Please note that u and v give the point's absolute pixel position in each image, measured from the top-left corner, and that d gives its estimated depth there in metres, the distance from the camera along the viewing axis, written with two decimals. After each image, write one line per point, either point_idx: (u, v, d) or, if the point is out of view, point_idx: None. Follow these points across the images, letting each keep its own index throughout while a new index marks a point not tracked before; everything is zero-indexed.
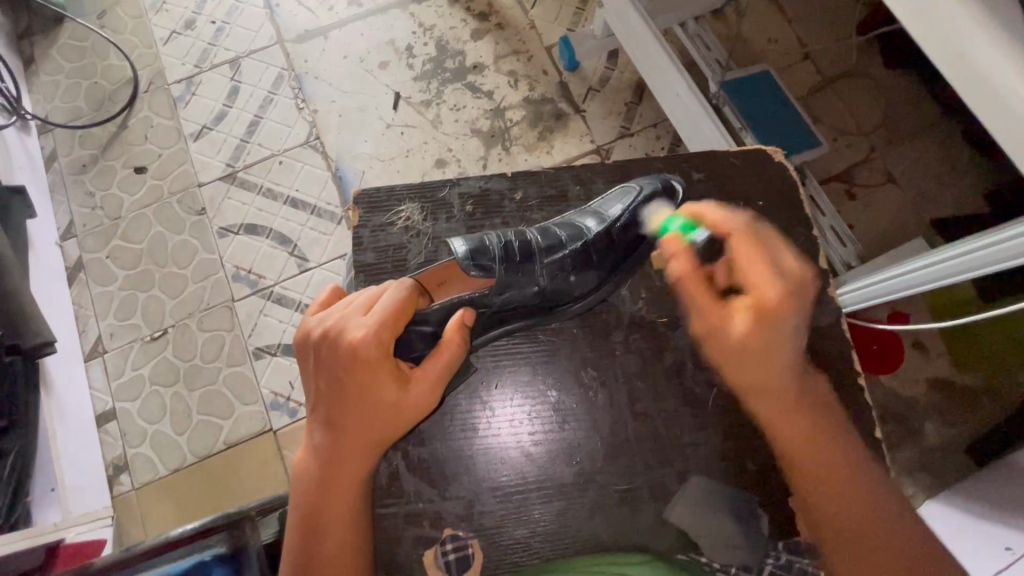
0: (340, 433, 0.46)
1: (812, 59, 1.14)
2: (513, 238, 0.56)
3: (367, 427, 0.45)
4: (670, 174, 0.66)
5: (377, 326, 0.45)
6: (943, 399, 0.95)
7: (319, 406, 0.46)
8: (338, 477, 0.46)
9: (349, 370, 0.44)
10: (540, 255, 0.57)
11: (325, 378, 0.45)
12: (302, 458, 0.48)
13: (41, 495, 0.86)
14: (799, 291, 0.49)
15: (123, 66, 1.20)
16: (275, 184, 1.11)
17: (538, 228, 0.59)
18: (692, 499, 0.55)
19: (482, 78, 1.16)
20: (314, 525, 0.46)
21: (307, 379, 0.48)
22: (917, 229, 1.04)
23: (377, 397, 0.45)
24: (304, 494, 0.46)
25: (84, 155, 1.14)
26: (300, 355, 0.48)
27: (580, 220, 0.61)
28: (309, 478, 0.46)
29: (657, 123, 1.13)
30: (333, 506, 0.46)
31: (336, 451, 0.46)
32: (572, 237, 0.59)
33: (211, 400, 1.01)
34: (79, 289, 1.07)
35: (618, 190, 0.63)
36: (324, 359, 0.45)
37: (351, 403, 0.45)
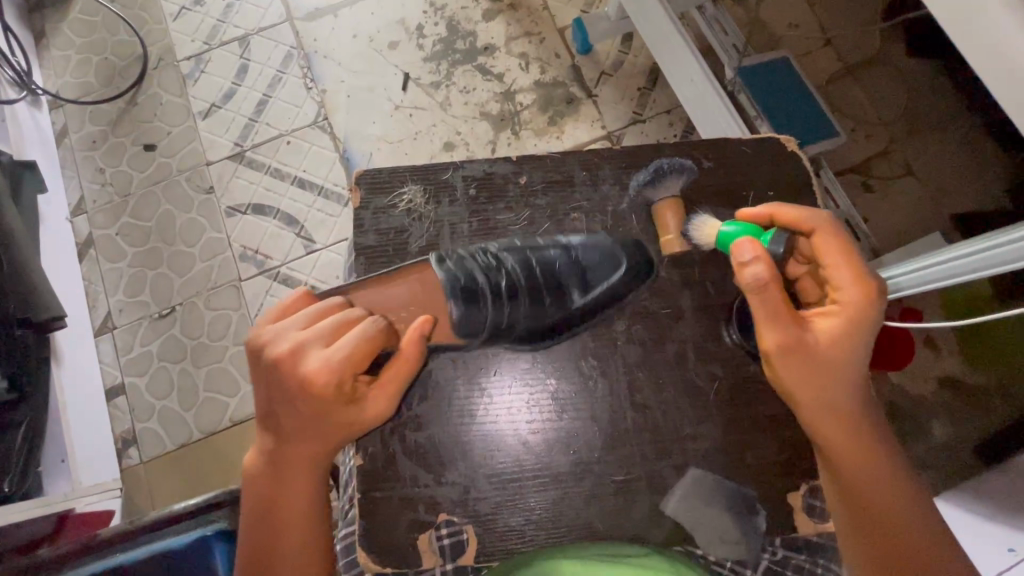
0: (292, 442, 0.47)
1: (832, 46, 1.10)
2: (498, 283, 0.58)
3: (320, 436, 0.47)
4: (680, 158, 0.64)
5: (343, 353, 0.45)
6: (951, 398, 0.94)
7: (271, 419, 0.47)
8: (293, 482, 0.48)
9: (305, 392, 0.45)
10: (522, 310, 0.59)
11: (277, 400, 0.46)
12: (253, 466, 0.48)
13: (52, 465, 0.88)
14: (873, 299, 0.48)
15: (133, 42, 1.19)
16: (283, 164, 1.11)
17: (521, 271, 0.60)
18: (689, 491, 0.55)
19: (493, 60, 1.14)
20: (271, 528, 0.47)
21: (257, 394, 0.48)
22: (932, 224, 1.02)
23: (334, 411, 0.46)
24: (261, 500, 0.48)
25: (94, 131, 1.14)
26: (252, 371, 0.47)
27: (563, 273, 0.61)
28: (264, 482, 0.48)
29: (669, 109, 1.11)
30: (290, 511, 0.48)
31: (290, 458, 0.47)
32: (550, 291, 0.61)
33: (216, 378, 1.02)
34: (89, 265, 1.08)
35: (601, 248, 0.62)
36: (281, 379, 0.46)
37: (306, 419, 0.46)
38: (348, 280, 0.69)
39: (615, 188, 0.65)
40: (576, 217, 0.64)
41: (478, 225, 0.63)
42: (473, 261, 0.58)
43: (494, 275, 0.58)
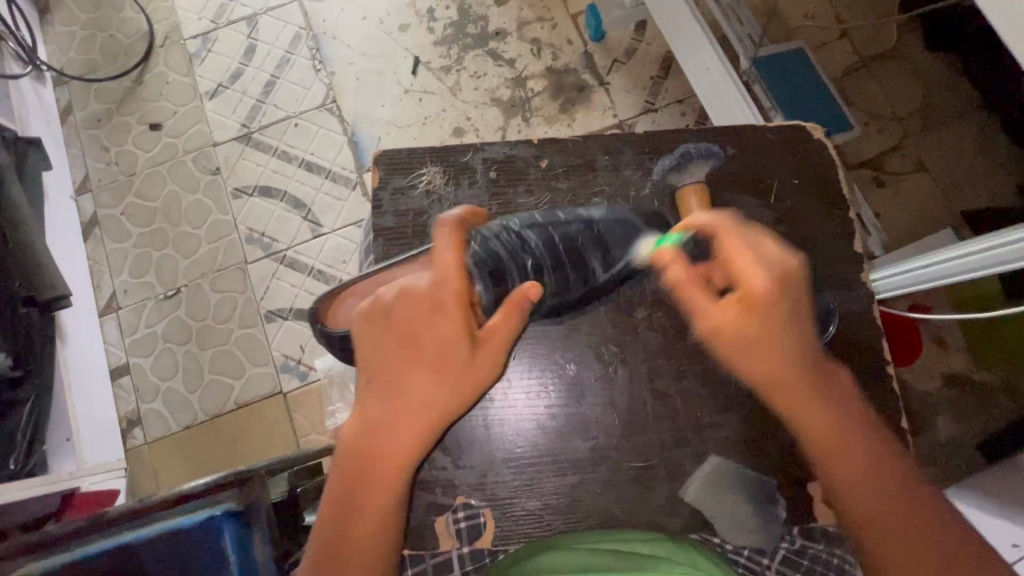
0: (405, 396, 0.47)
1: (847, 38, 1.09)
2: (524, 257, 0.57)
3: (435, 389, 0.48)
4: (707, 144, 0.64)
5: (459, 287, 0.49)
6: (957, 394, 0.94)
7: (384, 370, 0.48)
8: (396, 441, 0.46)
9: (429, 326, 0.48)
10: (547, 291, 0.57)
11: (396, 331, 0.49)
12: (353, 425, 0.47)
13: (57, 444, 0.88)
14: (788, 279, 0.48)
15: (139, 19, 1.17)
16: (290, 146, 1.10)
17: (546, 249, 0.58)
18: (707, 479, 0.56)
19: (505, 45, 1.13)
20: (367, 471, 0.46)
21: (367, 344, 0.49)
22: (945, 221, 1.01)
23: (450, 357, 0.48)
24: (363, 440, 0.46)
25: (100, 109, 1.13)
26: (364, 323, 0.50)
27: (585, 247, 0.58)
28: (362, 441, 0.46)
29: (683, 99, 1.10)
30: (391, 455, 0.46)
31: (407, 396, 0.47)
32: (573, 261, 0.58)
33: (222, 360, 1.02)
34: (94, 245, 1.07)
35: (622, 218, 0.59)
36: (398, 320, 0.49)
37: (424, 363, 0.48)
38: (363, 262, 0.68)
39: (637, 174, 0.64)
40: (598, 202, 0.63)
41: (498, 208, 0.63)
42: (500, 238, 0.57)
43: (521, 252, 0.57)
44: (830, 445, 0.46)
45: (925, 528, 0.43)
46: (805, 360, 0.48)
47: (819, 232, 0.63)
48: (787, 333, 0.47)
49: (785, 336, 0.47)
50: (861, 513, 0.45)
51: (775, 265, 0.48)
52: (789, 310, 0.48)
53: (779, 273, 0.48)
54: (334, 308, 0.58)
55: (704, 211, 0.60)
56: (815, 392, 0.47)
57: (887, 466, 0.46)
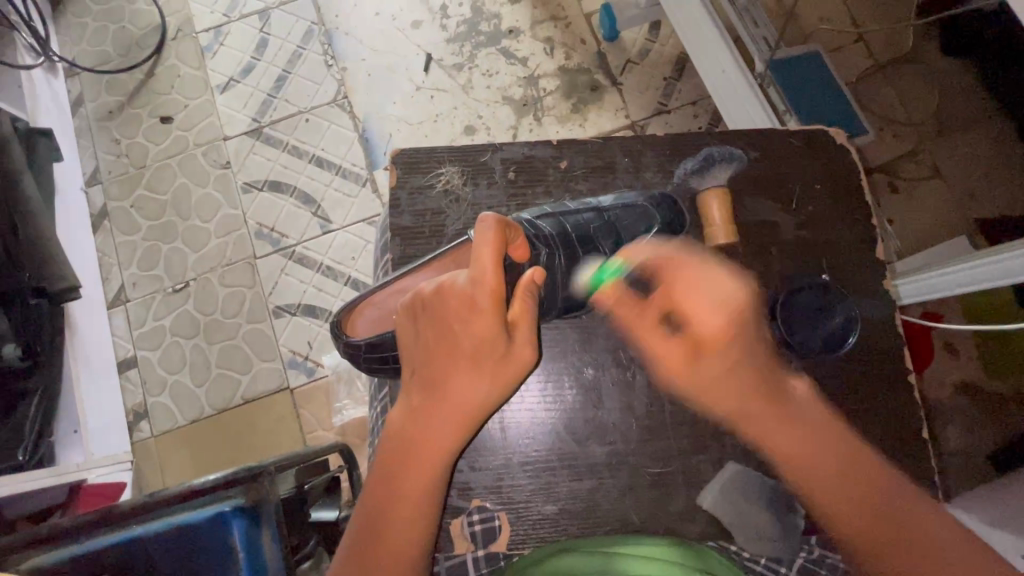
0: (445, 392, 0.47)
1: (864, 41, 1.08)
2: (540, 252, 0.57)
3: (474, 384, 0.47)
4: (729, 148, 0.63)
5: (493, 282, 0.46)
6: (970, 404, 0.93)
7: (425, 365, 0.48)
8: (436, 436, 0.46)
9: (465, 322, 0.47)
10: (561, 279, 0.57)
11: (434, 326, 0.48)
12: (395, 418, 0.48)
13: (64, 436, 0.88)
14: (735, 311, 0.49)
15: (151, 12, 1.17)
16: (301, 141, 1.10)
17: (558, 236, 0.58)
18: (724, 485, 0.56)
19: (518, 43, 1.12)
20: (406, 462, 0.46)
21: (410, 338, 0.50)
22: (960, 228, 1.00)
23: (488, 352, 0.47)
24: (403, 432, 0.47)
25: (111, 101, 1.13)
26: (406, 316, 0.50)
27: (597, 235, 0.60)
28: (402, 436, 0.46)
29: (696, 101, 1.09)
30: (430, 447, 0.46)
31: (445, 388, 0.47)
32: (589, 253, 0.59)
33: (231, 354, 1.02)
34: (103, 237, 1.07)
35: (635, 208, 0.61)
36: (436, 315, 0.48)
37: (462, 359, 0.47)
38: (377, 260, 0.68)
39: (657, 177, 0.64)
40: None
41: (516, 209, 0.63)
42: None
43: (532, 240, 0.57)
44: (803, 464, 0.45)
45: (909, 536, 0.41)
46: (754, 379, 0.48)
47: (838, 238, 0.63)
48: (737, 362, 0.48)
49: (734, 378, 0.48)
50: (848, 527, 0.43)
51: (720, 305, 0.49)
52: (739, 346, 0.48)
53: (724, 306, 0.49)
54: (353, 318, 0.58)
55: (725, 221, 0.60)
56: (773, 415, 0.47)
57: (863, 470, 0.45)
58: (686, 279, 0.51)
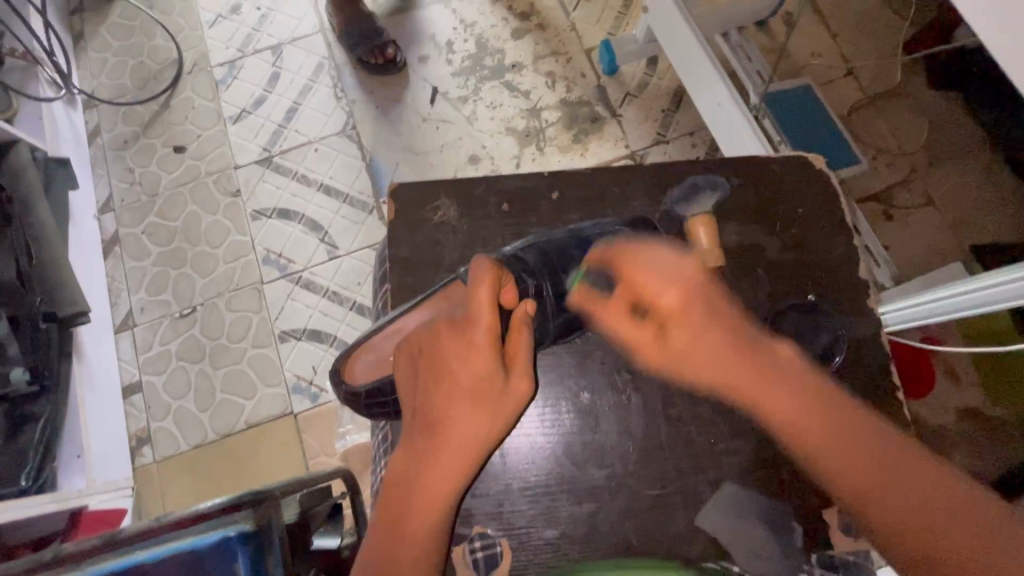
0: (446, 431, 0.48)
1: (853, 76, 1.12)
2: (529, 285, 0.59)
3: (474, 421, 0.48)
4: (713, 175, 0.66)
5: (488, 321, 0.49)
6: (973, 429, 0.93)
7: (425, 406, 0.49)
8: (441, 475, 0.47)
9: (463, 361, 0.49)
10: (551, 309, 0.60)
11: (433, 369, 0.50)
12: (397, 460, 0.48)
13: (67, 462, 0.87)
14: (689, 287, 0.52)
15: (169, 47, 1.22)
16: (309, 170, 1.13)
17: (543, 265, 0.60)
18: (724, 507, 0.56)
19: (520, 77, 1.16)
20: (409, 506, 0.46)
21: (409, 382, 0.51)
22: (954, 254, 1.02)
23: (487, 390, 0.49)
24: (406, 477, 0.47)
25: (127, 132, 1.17)
26: (406, 360, 0.52)
27: (579, 259, 0.61)
28: (405, 478, 0.47)
29: (693, 131, 1.13)
30: (433, 489, 0.46)
31: (447, 428, 0.48)
32: (574, 279, 0.61)
33: (234, 379, 1.02)
34: (114, 263, 1.09)
35: (610, 229, 0.61)
36: (434, 357, 0.50)
37: (461, 398, 0.48)
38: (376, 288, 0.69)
39: (647, 207, 0.66)
40: None
41: (512, 238, 0.64)
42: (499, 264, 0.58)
43: (520, 275, 0.59)
44: (803, 432, 0.46)
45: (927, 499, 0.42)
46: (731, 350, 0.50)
47: (830, 263, 0.64)
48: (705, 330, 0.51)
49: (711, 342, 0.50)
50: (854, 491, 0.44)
51: (675, 282, 0.52)
52: (705, 309, 0.52)
53: (680, 284, 0.52)
54: (351, 363, 0.60)
55: (713, 245, 0.61)
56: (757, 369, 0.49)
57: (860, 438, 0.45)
58: (635, 256, 0.55)
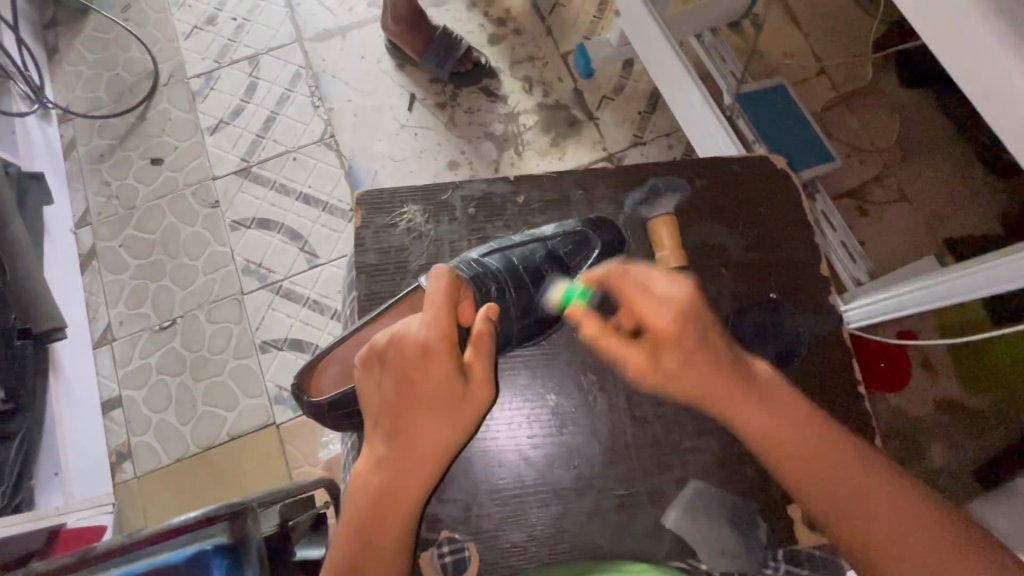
0: (410, 440, 0.47)
1: (825, 74, 1.13)
2: (493, 287, 0.59)
3: (437, 430, 0.47)
4: (674, 177, 0.66)
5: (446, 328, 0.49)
6: (949, 420, 0.94)
7: (386, 415, 0.48)
8: (402, 484, 0.46)
9: (421, 369, 0.48)
10: (514, 311, 0.60)
11: (392, 376, 0.49)
12: (361, 472, 0.47)
13: (45, 479, 0.87)
14: (686, 312, 0.50)
15: (144, 59, 1.21)
16: (289, 179, 1.12)
17: (508, 272, 0.61)
18: (690, 505, 0.56)
19: (497, 82, 1.17)
20: (373, 514, 0.46)
21: (368, 392, 0.50)
22: (927, 247, 1.04)
23: (447, 396, 0.48)
24: (368, 486, 0.46)
25: (103, 145, 1.16)
26: (363, 369, 0.50)
27: (543, 265, 0.63)
28: (371, 489, 0.46)
29: (669, 132, 1.14)
30: (396, 498, 0.46)
31: (407, 437, 0.47)
32: (536, 281, 0.62)
33: (214, 392, 1.01)
34: (91, 277, 1.08)
35: (571, 235, 0.63)
36: (392, 367, 0.49)
37: (423, 407, 0.47)
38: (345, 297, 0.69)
39: (611, 208, 0.66)
40: None
41: (477, 243, 0.65)
42: (463, 273, 0.58)
43: (484, 278, 0.59)
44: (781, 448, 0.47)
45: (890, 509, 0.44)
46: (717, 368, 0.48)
47: (794, 259, 0.65)
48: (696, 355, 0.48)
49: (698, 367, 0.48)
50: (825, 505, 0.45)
51: (671, 302, 0.50)
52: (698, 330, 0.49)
53: (674, 306, 0.50)
54: (316, 378, 0.59)
55: (676, 247, 0.63)
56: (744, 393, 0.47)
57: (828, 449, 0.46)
58: (639, 282, 0.52)
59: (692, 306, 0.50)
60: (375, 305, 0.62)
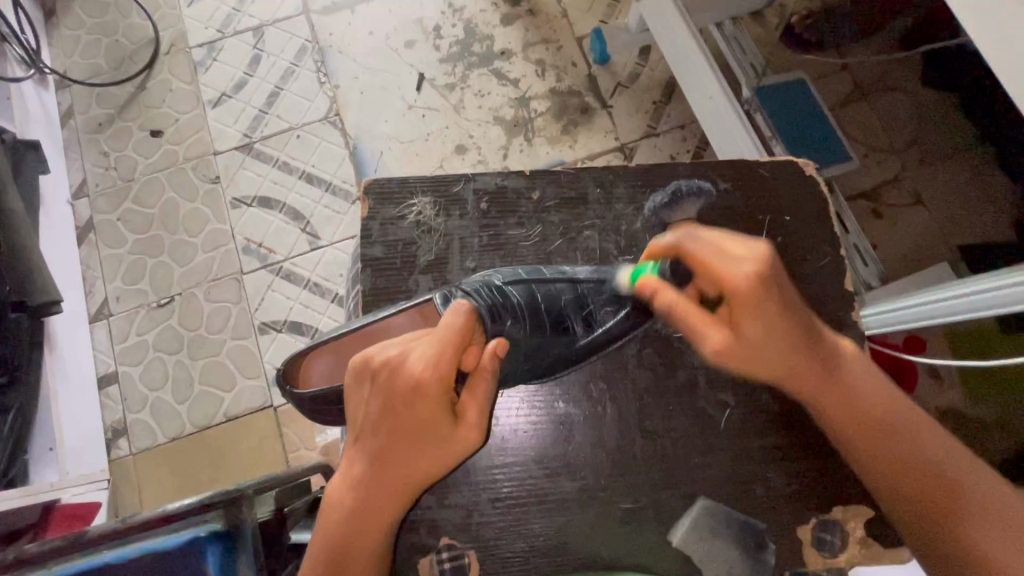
0: (388, 467, 0.45)
1: (848, 72, 1.10)
2: (505, 324, 0.53)
3: (416, 462, 0.45)
4: (700, 180, 0.64)
5: (446, 369, 0.44)
6: (952, 430, 0.94)
7: (367, 437, 0.46)
8: (379, 508, 0.46)
9: (409, 405, 0.44)
10: (524, 350, 0.55)
11: (380, 401, 0.45)
12: (337, 488, 0.47)
13: (39, 454, 0.87)
14: (765, 270, 0.48)
15: (144, 26, 1.17)
16: (292, 158, 1.10)
17: (527, 306, 0.55)
18: (695, 520, 0.55)
19: (510, 65, 1.13)
20: (347, 533, 0.45)
21: (355, 407, 0.47)
22: (941, 255, 1.02)
23: (433, 433, 0.45)
24: (346, 504, 0.46)
25: (101, 114, 1.13)
26: (353, 382, 0.47)
27: (567, 308, 0.57)
28: (344, 509, 0.45)
29: (684, 125, 1.11)
30: (371, 520, 0.46)
31: (388, 465, 0.45)
32: (556, 324, 0.56)
33: (213, 372, 1.00)
34: (88, 250, 1.06)
35: (606, 288, 0.58)
36: (381, 389, 0.45)
37: (405, 440, 0.45)
38: (349, 288, 0.68)
39: (628, 208, 0.64)
40: (590, 235, 0.63)
41: (488, 240, 0.63)
42: (475, 298, 0.53)
43: (500, 310, 0.53)
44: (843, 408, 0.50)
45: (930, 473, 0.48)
46: (805, 344, 0.49)
47: (815, 269, 0.63)
48: (776, 322, 0.48)
49: (784, 331, 0.48)
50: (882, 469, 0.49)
51: (750, 261, 0.48)
52: (776, 295, 0.48)
53: (757, 267, 0.48)
54: (304, 369, 0.56)
55: None
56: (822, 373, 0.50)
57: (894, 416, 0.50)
58: (715, 248, 0.50)
59: (769, 266, 0.48)
60: (381, 301, 0.60)
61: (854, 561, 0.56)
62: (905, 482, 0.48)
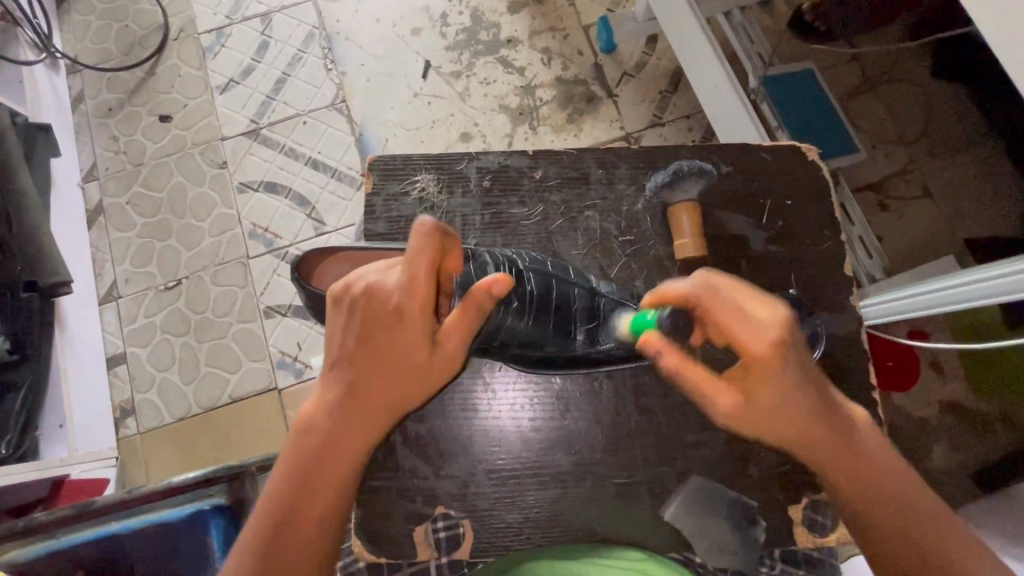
0: (364, 391, 0.43)
1: (856, 61, 1.09)
2: (513, 300, 0.52)
3: (396, 385, 0.44)
4: (701, 162, 0.64)
5: (426, 291, 0.42)
6: (952, 423, 0.93)
7: (344, 362, 0.44)
8: (353, 437, 0.43)
9: (390, 327, 0.43)
10: (524, 327, 0.53)
11: (358, 325, 0.43)
12: (304, 417, 0.44)
13: (50, 430, 0.88)
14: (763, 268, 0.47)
15: (154, 12, 1.18)
16: (298, 143, 1.10)
17: (540, 296, 0.54)
18: (689, 498, 0.56)
19: (516, 53, 1.13)
20: (314, 466, 0.42)
21: (331, 333, 0.44)
22: (946, 247, 1.01)
23: (416, 357, 0.44)
24: (314, 438, 0.43)
25: (111, 98, 1.14)
26: (331, 309, 0.44)
27: (576, 314, 0.56)
28: (314, 436, 0.43)
29: (689, 114, 1.10)
30: (342, 451, 0.43)
31: (366, 391, 0.43)
32: (560, 324, 0.55)
33: (219, 353, 1.02)
34: (97, 233, 1.07)
35: (622, 309, 0.57)
36: (359, 313, 0.43)
37: (387, 363, 0.43)
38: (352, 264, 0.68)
39: (630, 189, 0.64)
40: (591, 215, 0.64)
41: (490, 219, 0.63)
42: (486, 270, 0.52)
43: (512, 286, 0.52)
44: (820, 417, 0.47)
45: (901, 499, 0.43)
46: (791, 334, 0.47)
47: (815, 253, 0.63)
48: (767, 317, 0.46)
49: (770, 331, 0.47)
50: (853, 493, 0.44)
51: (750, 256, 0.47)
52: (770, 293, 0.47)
53: None
54: (322, 267, 0.55)
55: (695, 235, 0.61)
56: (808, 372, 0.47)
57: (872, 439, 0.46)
58: None
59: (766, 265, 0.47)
60: None
61: (845, 542, 0.56)
62: (877, 508, 0.43)
